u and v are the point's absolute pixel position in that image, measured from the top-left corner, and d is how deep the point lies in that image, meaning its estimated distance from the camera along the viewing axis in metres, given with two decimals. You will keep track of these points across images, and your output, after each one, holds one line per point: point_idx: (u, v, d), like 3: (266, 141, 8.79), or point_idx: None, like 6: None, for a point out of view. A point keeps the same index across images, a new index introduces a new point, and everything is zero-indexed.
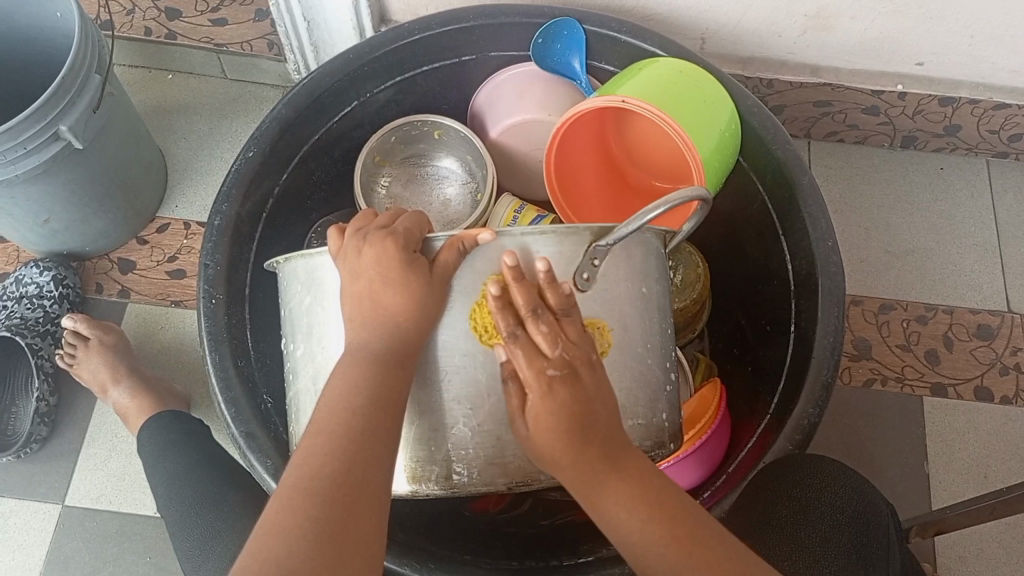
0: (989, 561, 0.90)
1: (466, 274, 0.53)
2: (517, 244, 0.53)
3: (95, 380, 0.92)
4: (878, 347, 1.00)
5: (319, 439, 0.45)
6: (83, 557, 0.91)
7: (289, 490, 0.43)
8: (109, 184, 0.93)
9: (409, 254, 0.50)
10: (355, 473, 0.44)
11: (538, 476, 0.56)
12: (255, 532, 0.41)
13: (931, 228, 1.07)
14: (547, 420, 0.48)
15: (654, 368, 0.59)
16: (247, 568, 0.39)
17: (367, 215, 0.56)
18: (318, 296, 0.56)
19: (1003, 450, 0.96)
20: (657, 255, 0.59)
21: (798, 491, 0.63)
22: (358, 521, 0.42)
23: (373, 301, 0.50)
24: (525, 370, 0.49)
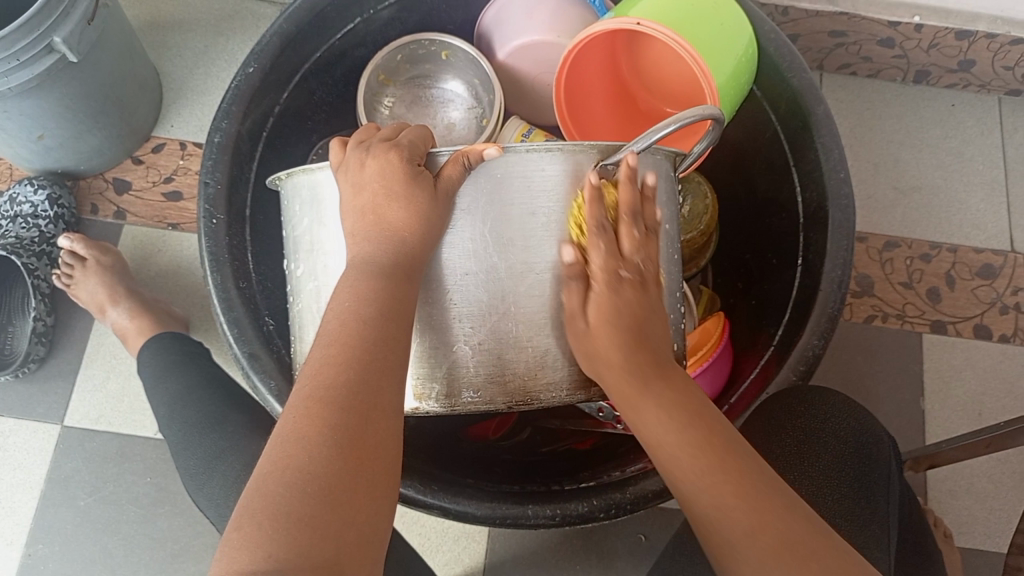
0: (978, 495, 0.91)
1: (469, 191, 0.51)
2: (523, 160, 0.51)
3: (92, 300, 0.91)
4: (880, 283, 1.00)
5: (331, 348, 0.45)
6: (84, 475, 0.92)
7: (305, 397, 0.43)
8: (104, 101, 0.90)
9: (413, 165, 0.49)
10: (370, 380, 0.44)
11: (538, 396, 0.54)
12: (273, 438, 0.42)
13: (940, 165, 1.05)
14: (608, 315, 0.52)
15: (663, 294, 0.58)
16: (268, 473, 0.39)
17: (370, 129, 0.55)
18: (322, 210, 0.55)
19: (999, 388, 0.97)
20: (666, 176, 0.58)
21: (802, 420, 0.63)
22: (375, 427, 0.42)
23: (377, 215, 0.49)
24: (599, 261, 0.52)
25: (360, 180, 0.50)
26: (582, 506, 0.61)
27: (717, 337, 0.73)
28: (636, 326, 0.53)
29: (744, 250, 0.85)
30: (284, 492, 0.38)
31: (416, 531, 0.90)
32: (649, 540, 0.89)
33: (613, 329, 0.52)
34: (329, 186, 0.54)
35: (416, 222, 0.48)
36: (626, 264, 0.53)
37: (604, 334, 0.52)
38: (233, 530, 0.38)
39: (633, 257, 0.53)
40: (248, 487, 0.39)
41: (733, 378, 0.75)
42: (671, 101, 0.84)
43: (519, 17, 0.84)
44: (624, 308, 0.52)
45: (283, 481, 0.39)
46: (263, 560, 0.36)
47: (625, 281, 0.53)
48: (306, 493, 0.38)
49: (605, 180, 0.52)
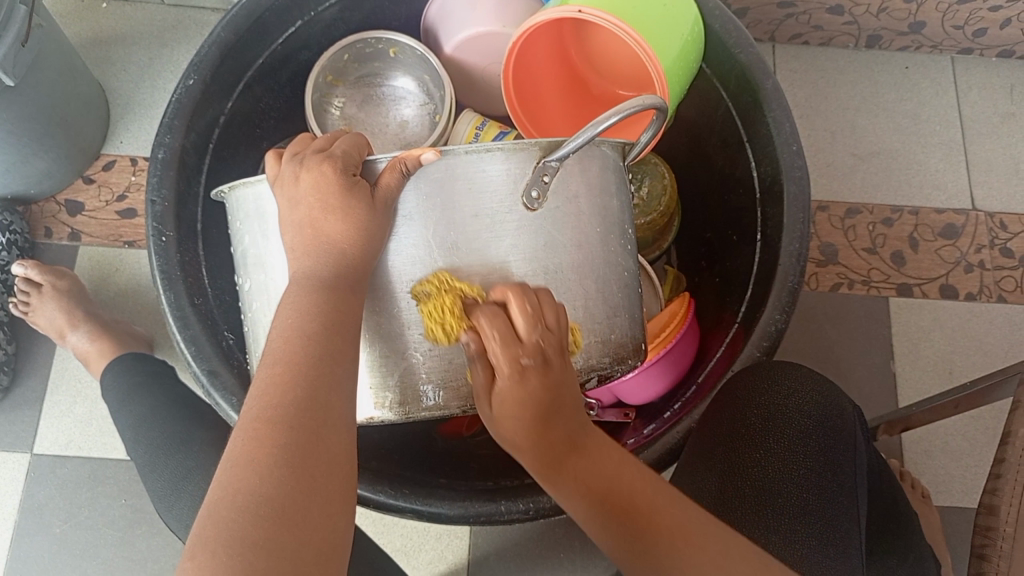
0: (953, 453, 0.92)
1: (411, 197, 0.51)
2: (464, 163, 0.51)
3: (52, 326, 0.90)
4: (844, 251, 1.00)
5: (277, 367, 0.44)
6: (57, 504, 0.91)
7: (252, 419, 0.42)
8: (49, 121, 0.88)
9: (348, 177, 0.48)
10: (319, 397, 0.43)
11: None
12: (222, 463, 0.41)
13: (897, 129, 1.06)
14: (513, 407, 0.48)
15: (618, 287, 0.58)
16: (219, 500, 0.39)
17: (305, 139, 0.54)
18: (265, 222, 0.54)
19: (967, 346, 0.98)
20: (613, 167, 0.57)
21: (766, 398, 0.63)
22: (326, 443, 0.42)
23: (314, 229, 0.48)
24: (499, 354, 0.47)
25: (295, 195, 0.49)
26: (554, 497, 0.60)
27: (680, 319, 0.72)
28: (544, 413, 0.49)
29: (704, 230, 0.85)
30: (236, 516, 0.37)
31: (396, 534, 0.90)
32: None
33: (520, 419, 0.48)
34: (268, 198, 0.53)
35: (355, 234, 0.48)
36: (528, 349, 0.47)
37: (508, 422, 0.49)
38: (186, 559, 0.37)
39: (532, 340, 0.47)
40: (200, 515, 0.39)
41: (700, 356, 0.75)
42: (623, 84, 0.83)
43: (462, 10, 0.82)
44: (530, 399, 0.48)
45: (234, 505, 0.38)
46: None
47: (528, 370, 0.47)
48: (260, 517, 0.38)
49: (548, 177, 0.52)
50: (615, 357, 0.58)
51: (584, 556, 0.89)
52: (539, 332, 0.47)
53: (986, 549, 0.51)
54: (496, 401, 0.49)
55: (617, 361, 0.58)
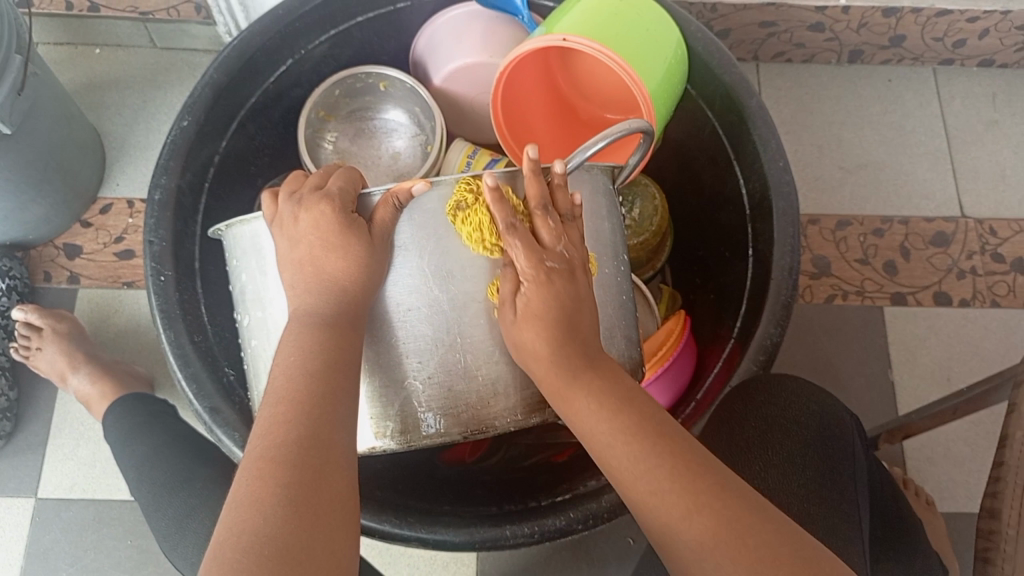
0: (956, 460, 0.92)
1: (407, 228, 0.52)
2: (454, 192, 0.52)
3: (54, 369, 0.90)
4: (837, 263, 1.01)
5: (279, 408, 0.44)
6: (62, 547, 0.91)
7: (255, 458, 0.42)
8: (46, 167, 0.89)
9: (346, 213, 0.50)
10: (322, 435, 0.44)
11: (493, 425, 0.54)
12: (227, 505, 0.41)
13: (883, 141, 1.07)
14: (540, 307, 0.49)
15: (612, 308, 0.58)
16: (224, 542, 0.39)
17: (298, 176, 0.55)
18: (265, 258, 0.55)
19: (964, 352, 0.98)
20: (603, 189, 0.58)
21: (763, 411, 0.64)
22: (330, 480, 0.42)
23: (315, 266, 0.49)
24: (523, 259, 0.50)
25: (295, 234, 0.50)
26: (559, 520, 0.61)
27: (677, 337, 0.73)
28: (566, 318, 0.50)
29: (696, 247, 0.86)
30: (241, 557, 0.38)
31: (403, 563, 0.89)
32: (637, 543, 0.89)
33: (544, 324, 0.49)
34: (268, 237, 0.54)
35: (353, 269, 0.49)
36: (552, 255, 0.50)
37: (532, 328, 0.49)
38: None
39: (556, 249, 0.51)
40: (206, 557, 0.39)
41: (698, 373, 0.76)
42: (611, 108, 0.84)
43: (450, 42, 0.84)
44: (557, 304, 0.49)
45: (238, 545, 0.38)
46: None
47: (552, 273, 0.50)
48: (263, 557, 0.38)
49: None
50: None
51: None
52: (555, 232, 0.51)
53: (990, 552, 0.52)
54: (522, 300, 0.50)
55: None
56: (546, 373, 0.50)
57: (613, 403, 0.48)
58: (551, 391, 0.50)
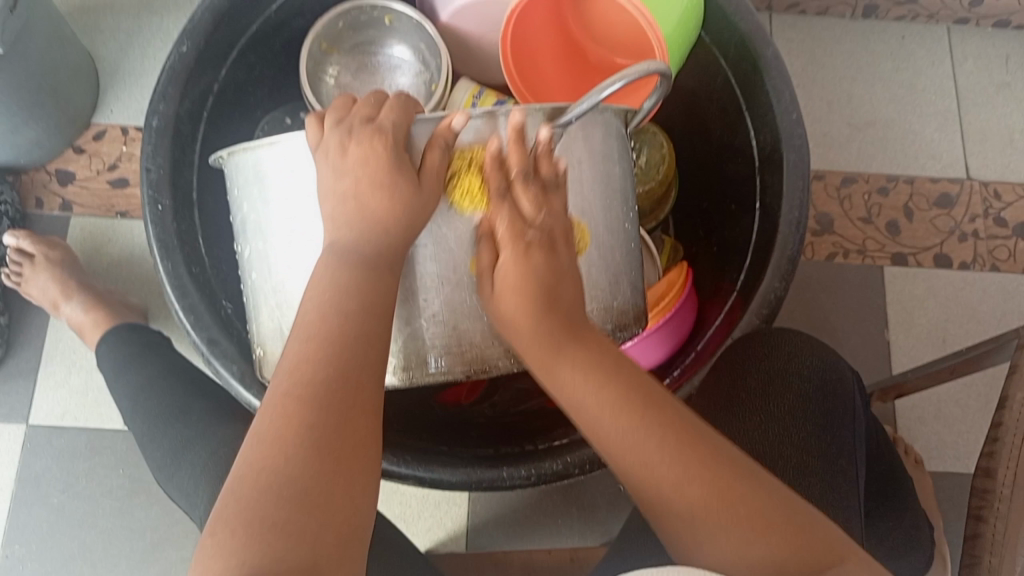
0: (946, 420, 0.93)
1: (449, 167, 0.50)
2: (475, 129, 0.50)
3: (46, 296, 0.89)
4: (840, 221, 1.00)
5: (309, 345, 0.44)
6: (54, 474, 0.91)
7: (282, 394, 0.42)
8: (38, 90, 0.87)
9: (399, 152, 0.48)
10: (352, 375, 0.43)
11: (492, 367, 0.55)
12: (249, 437, 0.42)
13: (893, 99, 1.05)
14: (515, 280, 0.48)
15: (622, 254, 0.58)
16: (244, 477, 0.39)
17: (345, 102, 0.52)
18: (288, 184, 0.52)
19: (961, 315, 0.99)
20: (616, 131, 0.56)
21: (766, 364, 0.63)
22: (354, 424, 0.42)
23: (360, 203, 0.47)
24: (505, 228, 0.49)
25: (342, 166, 0.48)
26: (556, 463, 0.61)
27: (679, 288, 0.72)
28: (548, 294, 0.48)
29: (701, 199, 0.85)
30: (259, 496, 0.38)
31: (396, 501, 0.90)
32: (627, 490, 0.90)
33: (519, 295, 0.48)
34: (300, 163, 0.51)
35: (400, 213, 0.47)
36: (532, 227, 0.49)
37: (513, 298, 0.48)
38: (208, 536, 0.38)
39: (537, 220, 0.50)
40: (224, 490, 0.40)
41: (698, 325, 0.75)
42: (621, 52, 0.82)
43: None
44: (538, 276, 0.48)
45: (257, 484, 0.39)
46: (237, 565, 0.36)
47: (532, 247, 0.49)
48: (281, 500, 0.38)
49: (556, 145, 0.51)
50: (616, 323, 0.58)
51: (582, 522, 0.89)
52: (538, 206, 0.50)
53: (983, 511, 0.52)
54: (500, 271, 0.49)
55: (619, 327, 0.58)
56: (524, 343, 0.49)
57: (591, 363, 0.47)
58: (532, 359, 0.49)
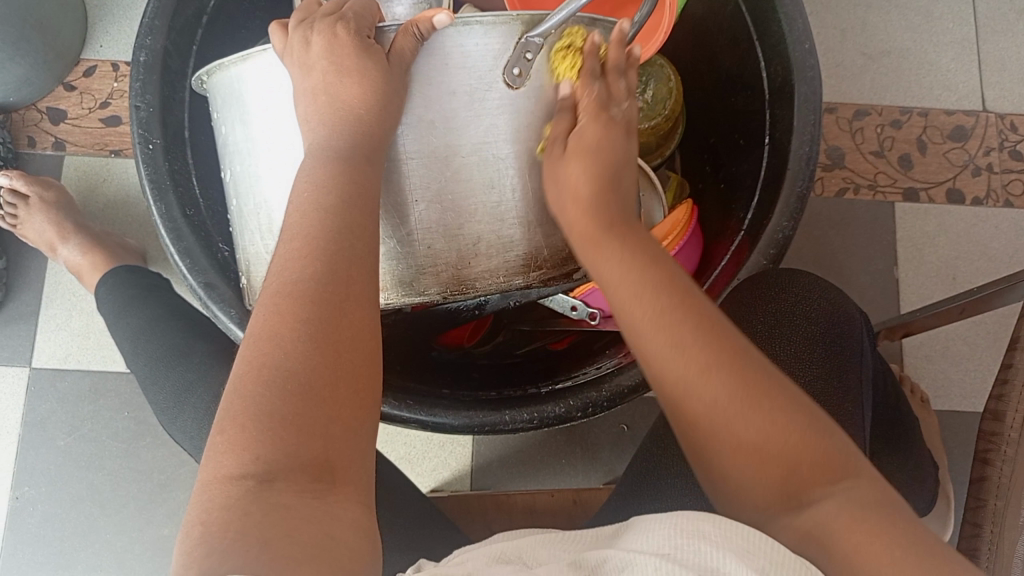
0: (953, 358, 0.93)
1: (424, 63, 0.50)
2: (455, 32, 0.49)
3: (42, 239, 0.88)
4: (851, 155, 0.97)
5: (296, 243, 0.44)
6: (60, 417, 0.91)
7: (273, 294, 0.42)
8: (22, 24, 0.83)
9: (362, 39, 0.48)
10: (341, 272, 0.43)
11: (472, 283, 0.55)
12: (246, 338, 0.41)
13: (909, 26, 1.01)
14: (588, 147, 0.50)
15: None
16: (245, 373, 0.38)
17: (310, 5, 0.52)
18: (268, 105, 0.51)
19: (972, 251, 0.97)
20: (612, 50, 0.53)
21: (774, 306, 0.62)
22: (348, 320, 0.41)
23: (329, 95, 0.48)
24: (586, 116, 0.51)
25: (307, 61, 0.48)
26: (558, 407, 0.61)
27: (684, 225, 0.70)
28: (609, 180, 0.51)
29: (708, 134, 0.83)
30: (263, 391, 0.37)
31: (400, 442, 0.91)
32: (631, 430, 0.90)
33: (587, 170, 0.50)
34: (275, 77, 0.51)
35: (370, 96, 0.47)
36: (611, 114, 0.52)
37: (577, 163, 0.50)
38: (216, 434, 0.37)
39: (616, 114, 0.52)
40: (225, 390, 0.38)
41: (705, 264, 0.74)
42: None
43: None
44: (604, 156, 0.51)
45: (260, 379, 0.38)
46: (249, 461, 0.35)
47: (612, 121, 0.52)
48: (287, 391, 0.37)
49: (530, 55, 0.49)
50: None
51: (586, 460, 0.90)
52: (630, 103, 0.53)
53: (989, 453, 0.51)
54: (575, 134, 0.51)
55: None
56: (576, 215, 0.50)
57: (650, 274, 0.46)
58: (579, 244, 0.50)
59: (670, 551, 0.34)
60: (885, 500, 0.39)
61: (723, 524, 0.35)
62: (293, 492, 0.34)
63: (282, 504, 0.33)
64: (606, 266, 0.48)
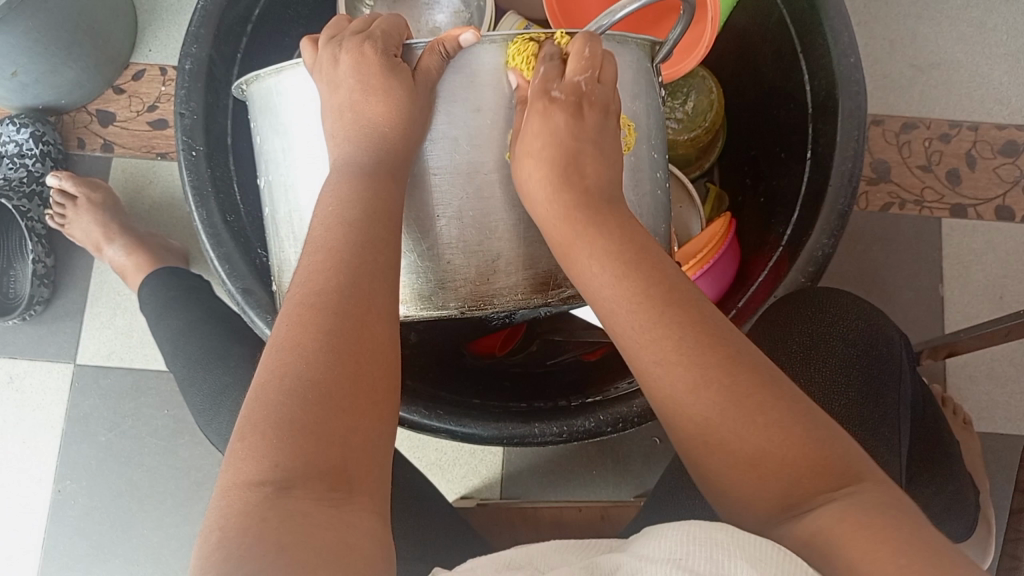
0: (998, 379, 0.90)
1: (453, 80, 0.50)
2: (487, 51, 0.50)
3: (88, 238, 0.90)
4: (897, 169, 0.95)
5: (320, 256, 0.44)
6: (102, 413, 0.93)
7: (296, 307, 0.42)
8: (75, 30, 0.86)
9: (388, 57, 0.49)
10: (362, 283, 0.43)
11: (492, 301, 0.53)
12: (269, 348, 0.41)
13: (961, 38, 0.99)
14: (544, 137, 0.49)
15: (644, 196, 0.56)
16: (268, 382, 0.39)
17: (341, 22, 0.54)
18: (301, 117, 0.52)
19: (1021, 270, 0.94)
20: (641, 69, 0.54)
21: (808, 325, 0.61)
22: (370, 333, 0.42)
23: (355, 111, 0.49)
24: (539, 90, 0.50)
25: (335, 78, 0.50)
26: (588, 421, 0.61)
27: (719, 240, 0.69)
28: (566, 161, 0.49)
29: (749, 146, 0.82)
30: (285, 400, 0.38)
31: (431, 448, 0.91)
32: (664, 443, 0.89)
33: (540, 156, 0.49)
34: (304, 92, 0.52)
35: (394, 114, 0.48)
36: (563, 88, 0.50)
37: (538, 151, 0.49)
38: (237, 441, 0.37)
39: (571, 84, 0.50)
40: (248, 398, 0.39)
41: (741, 280, 0.73)
42: None
43: None
44: (560, 138, 0.49)
45: (282, 389, 0.38)
46: (269, 469, 0.35)
47: (555, 104, 0.50)
48: (307, 401, 0.38)
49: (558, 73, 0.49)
50: None
51: (616, 473, 0.89)
52: (590, 74, 0.49)
53: None
54: (523, 130, 0.49)
55: None
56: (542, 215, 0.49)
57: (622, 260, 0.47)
58: (552, 240, 0.50)
59: (681, 557, 0.32)
60: (892, 501, 0.37)
61: (733, 534, 0.33)
62: (310, 500, 0.34)
63: (298, 511, 0.34)
64: (588, 276, 0.48)
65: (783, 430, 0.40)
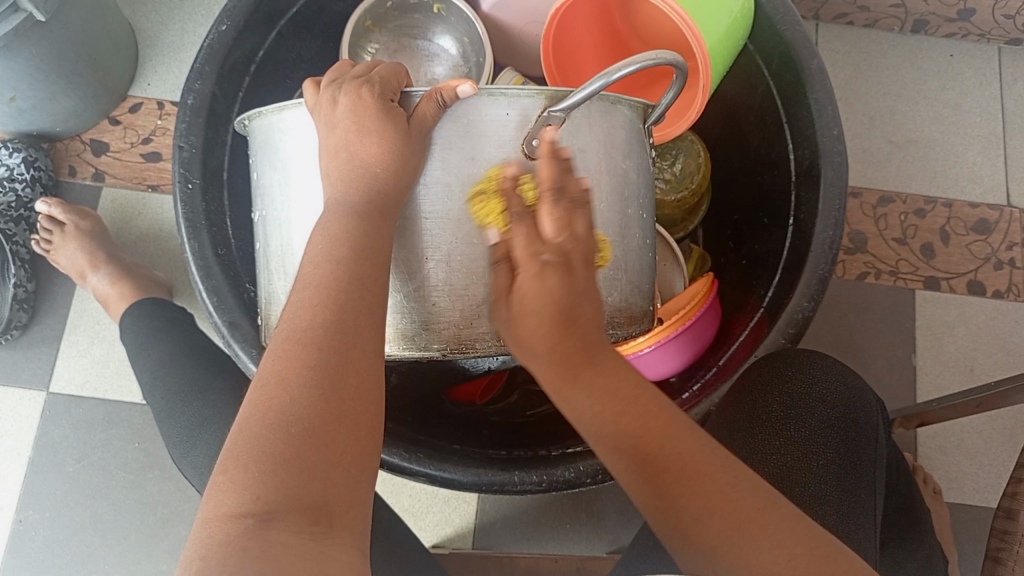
0: (968, 451, 0.92)
1: (449, 127, 0.51)
2: (488, 105, 0.51)
3: (73, 265, 0.90)
4: (873, 240, 0.98)
5: (307, 292, 0.45)
6: (71, 443, 0.92)
7: (282, 343, 0.43)
8: (78, 60, 0.87)
9: (386, 102, 0.50)
10: (348, 320, 0.44)
11: (475, 344, 0.53)
12: (254, 381, 0.41)
13: (936, 118, 1.03)
14: (540, 292, 0.45)
15: (633, 248, 0.57)
16: (251, 417, 0.39)
17: (343, 67, 0.55)
18: (298, 156, 0.53)
19: (991, 344, 0.97)
20: (634, 130, 0.56)
21: (788, 386, 0.63)
22: (353, 372, 0.42)
23: (349, 152, 0.49)
24: (522, 245, 0.46)
25: (333, 118, 0.50)
26: (568, 471, 0.61)
27: (703, 295, 0.70)
28: (568, 303, 0.46)
29: (732, 210, 0.84)
30: (268, 433, 0.38)
31: (405, 494, 0.90)
32: (638, 500, 0.89)
33: (542, 315, 0.45)
34: (303, 131, 0.53)
35: (386, 155, 0.48)
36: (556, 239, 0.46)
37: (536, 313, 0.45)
38: (219, 474, 0.37)
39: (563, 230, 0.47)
40: (231, 431, 0.39)
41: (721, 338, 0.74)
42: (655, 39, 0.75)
43: None
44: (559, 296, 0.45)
45: (265, 422, 0.38)
46: (250, 500, 0.35)
47: (547, 254, 0.46)
48: (289, 435, 0.38)
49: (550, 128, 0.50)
50: (624, 318, 0.57)
51: (590, 528, 0.89)
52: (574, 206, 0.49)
53: (1001, 553, 0.51)
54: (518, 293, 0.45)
55: (626, 321, 0.57)
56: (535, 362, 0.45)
57: (606, 349, 0.47)
58: (547, 383, 0.45)
59: None
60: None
61: None
62: (291, 532, 0.34)
63: (279, 542, 0.34)
64: (579, 366, 0.47)
65: (770, 513, 0.42)
